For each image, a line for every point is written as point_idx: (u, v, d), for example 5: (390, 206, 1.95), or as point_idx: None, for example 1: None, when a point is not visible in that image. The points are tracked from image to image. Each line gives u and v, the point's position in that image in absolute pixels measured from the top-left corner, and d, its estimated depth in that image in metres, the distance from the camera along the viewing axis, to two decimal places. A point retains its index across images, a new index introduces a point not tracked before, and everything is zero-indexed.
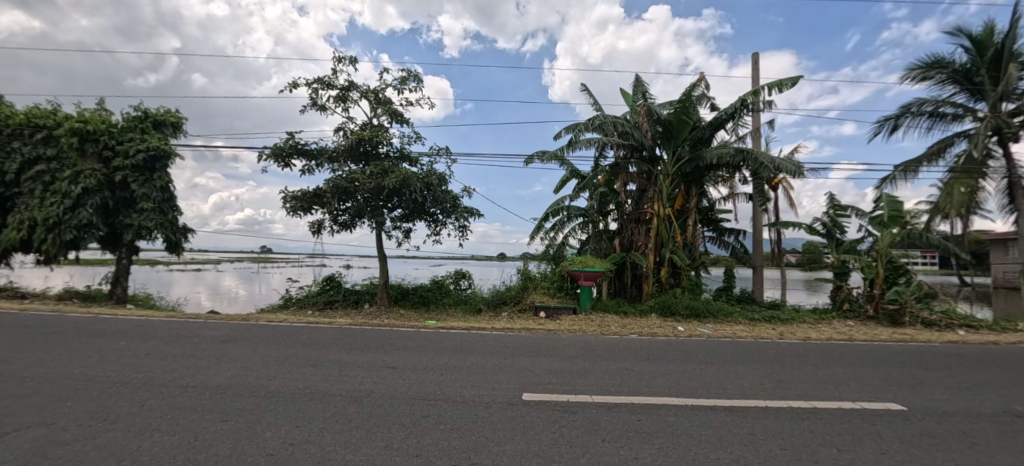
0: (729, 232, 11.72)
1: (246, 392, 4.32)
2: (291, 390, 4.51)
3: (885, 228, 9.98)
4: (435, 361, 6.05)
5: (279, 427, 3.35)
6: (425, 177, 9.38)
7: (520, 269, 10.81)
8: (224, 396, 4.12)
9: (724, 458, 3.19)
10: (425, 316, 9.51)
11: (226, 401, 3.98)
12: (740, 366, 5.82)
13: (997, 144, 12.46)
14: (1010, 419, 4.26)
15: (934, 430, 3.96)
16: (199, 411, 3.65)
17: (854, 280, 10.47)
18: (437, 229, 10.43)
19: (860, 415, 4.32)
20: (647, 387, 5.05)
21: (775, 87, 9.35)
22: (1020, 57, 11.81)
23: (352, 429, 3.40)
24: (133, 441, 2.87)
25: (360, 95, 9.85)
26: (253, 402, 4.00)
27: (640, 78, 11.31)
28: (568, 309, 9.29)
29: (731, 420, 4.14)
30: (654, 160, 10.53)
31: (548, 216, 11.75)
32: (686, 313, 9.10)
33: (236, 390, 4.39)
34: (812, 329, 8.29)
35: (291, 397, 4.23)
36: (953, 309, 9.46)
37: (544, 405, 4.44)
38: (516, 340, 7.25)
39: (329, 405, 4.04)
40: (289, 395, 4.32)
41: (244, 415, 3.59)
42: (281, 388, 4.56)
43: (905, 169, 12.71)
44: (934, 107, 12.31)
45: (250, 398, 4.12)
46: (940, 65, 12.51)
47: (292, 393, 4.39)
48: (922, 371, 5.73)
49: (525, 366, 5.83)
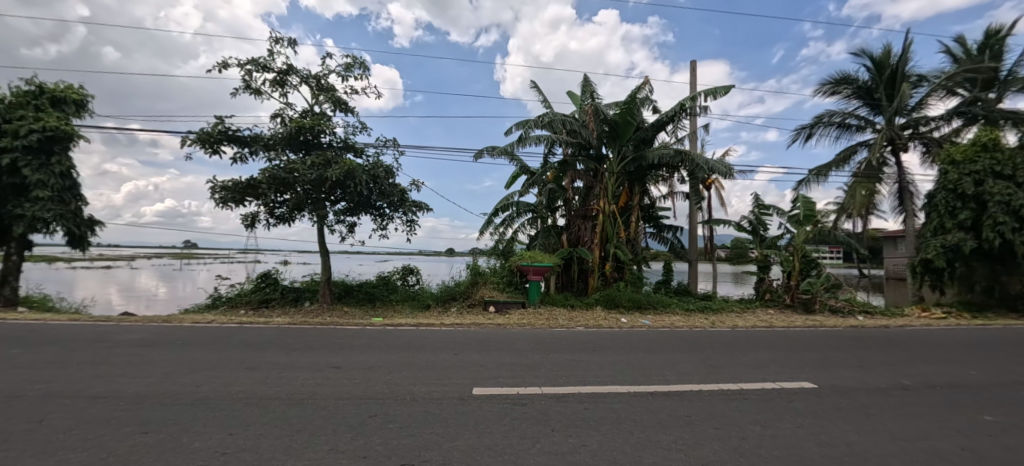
0: (669, 228, 12.28)
1: (171, 400, 3.93)
2: (224, 395, 4.18)
3: (801, 226, 10.97)
4: (382, 359, 5.87)
5: (209, 435, 3.08)
6: (371, 168, 8.93)
7: (469, 264, 10.72)
8: (144, 406, 3.72)
9: (664, 441, 3.46)
10: (371, 313, 9.15)
11: (147, 411, 3.60)
12: (678, 353, 6.23)
13: (891, 154, 14.20)
14: (899, 391, 4.94)
15: (840, 404, 4.50)
16: (113, 423, 3.27)
17: (775, 273, 11.47)
18: (384, 224, 10.05)
19: (780, 394, 4.78)
20: (594, 377, 5.25)
21: (710, 93, 9.95)
22: (911, 77, 13.52)
23: (294, 433, 3.21)
24: (36, 460, 2.54)
25: (300, 80, 9.22)
26: (179, 411, 3.65)
27: (587, 78, 11.56)
28: (517, 303, 9.38)
29: (670, 404, 4.42)
30: (600, 158, 10.87)
31: (497, 211, 11.71)
32: (628, 305, 9.54)
33: (159, 398, 3.98)
34: (738, 318, 9.07)
35: (224, 404, 3.91)
36: (854, 298, 10.72)
37: (494, 398, 4.45)
38: (465, 335, 7.20)
39: (266, 410, 3.77)
40: (220, 401, 3.99)
41: (168, 426, 3.26)
42: (212, 394, 4.21)
43: (818, 172, 14.12)
44: (841, 118, 13.83)
45: (177, 406, 3.76)
46: (845, 82, 14.09)
47: (224, 399, 4.06)
48: (829, 353, 6.44)
49: (474, 360, 5.82)
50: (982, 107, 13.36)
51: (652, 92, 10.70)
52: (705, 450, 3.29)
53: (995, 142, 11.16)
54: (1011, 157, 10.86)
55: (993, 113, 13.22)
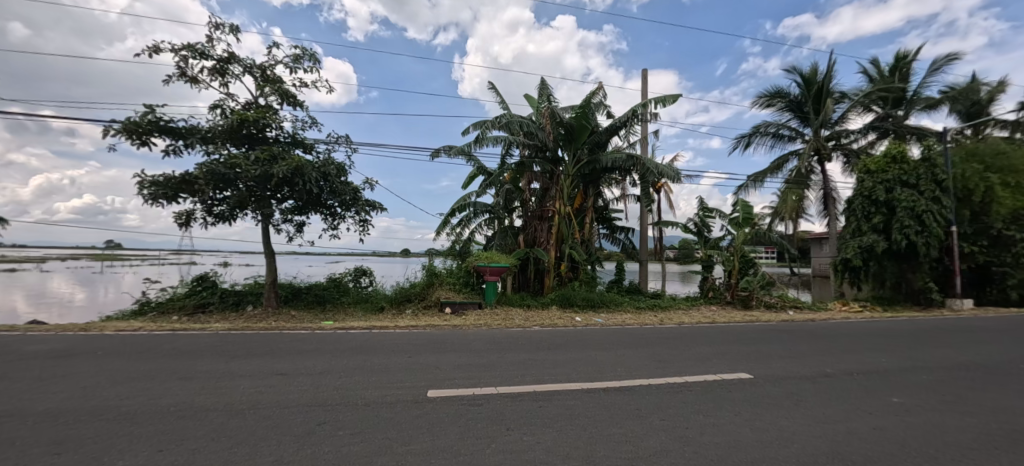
0: (621, 229, 12.67)
1: (91, 416, 3.56)
2: (153, 409, 3.83)
3: (740, 228, 11.74)
4: (332, 364, 5.64)
5: (135, 453, 2.82)
6: (321, 165, 8.54)
7: (425, 264, 10.54)
8: (57, 424, 3.34)
9: (615, 434, 3.59)
10: (320, 317, 8.76)
11: (61, 429, 3.23)
12: (629, 349, 6.48)
13: (817, 163, 15.58)
14: (822, 379, 5.42)
15: (773, 392, 4.88)
16: (18, 445, 2.90)
17: (717, 272, 12.21)
18: (335, 223, 9.65)
19: (721, 385, 5.10)
20: (549, 375, 5.34)
21: (660, 101, 10.43)
22: (834, 93, 14.91)
23: (234, 446, 3.01)
24: None
25: (243, 70, 8.65)
26: (99, 427, 3.31)
27: (544, 81, 11.74)
28: (474, 304, 9.34)
29: (621, 398, 4.59)
30: (556, 161, 11.09)
31: (454, 212, 11.61)
32: (583, 304, 9.79)
33: (75, 414, 3.59)
34: (684, 315, 9.59)
35: (152, 417, 3.58)
36: (786, 294, 11.68)
37: (450, 400, 4.40)
38: (420, 338, 7.06)
39: (202, 423, 3.50)
40: (148, 415, 3.65)
41: (85, 445, 2.95)
42: (139, 408, 3.84)
43: (756, 178, 15.20)
44: (775, 129, 15.02)
45: (97, 423, 3.40)
46: (779, 95, 15.34)
47: (154, 413, 3.73)
48: (763, 345, 6.96)
49: (430, 362, 5.73)
50: (892, 123, 15.00)
51: (606, 98, 11.03)
52: (653, 442, 3.44)
53: (902, 154, 12.63)
54: (915, 168, 12.32)
55: (901, 129, 14.90)
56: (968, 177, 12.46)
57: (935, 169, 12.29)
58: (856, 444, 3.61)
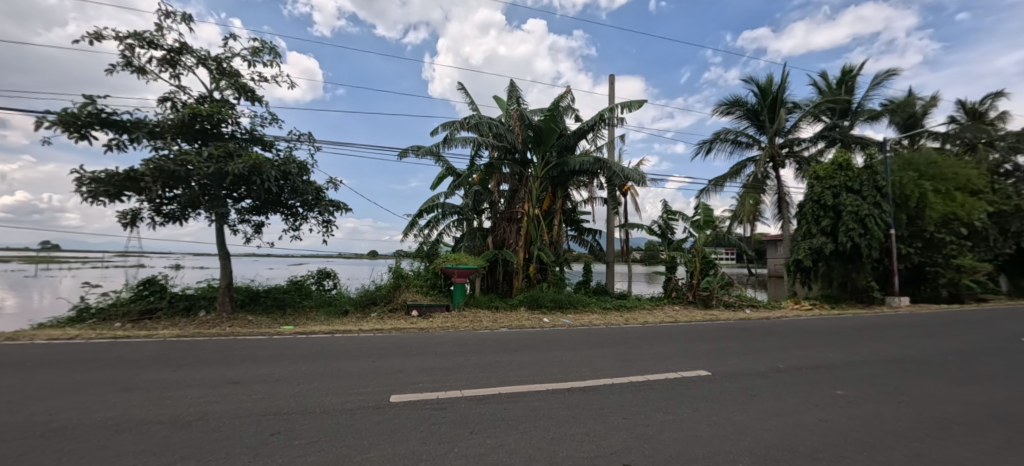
0: (589, 231, 12.83)
1: (12, 433, 3.24)
2: (86, 423, 3.53)
3: (701, 230, 12.18)
4: (290, 370, 5.41)
5: None
6: (281, 163, 8.21)
7: (392, 266, 10.33)
8: None
9: (578, 434, 3.62)
10: (280, 321, 8.40)
11: None
12: (594, 349, 6.58)
13: (772, 169, 16.42)
14: (774, 374, 5.70)
15: (729, 388, 5.07)
16: None
17: (680, 272, 12.63)
18: (296, 224, 9.30)
19: (681, 382, 5.25)
20: (514, 376, 5.34)
21: (626, 106, 10.68)
22: (787, 103, 15.77)
23: (177, 460, 2.81)
24: None
25: (197, 61, 8.20)
26: (21, 446, 3.01)
27: (514, 83, 11.78)
28: (442, 306, 9.23)
29: (585, 398, 4.65)
30: (525, 162, 11.15)
31: (422, 213, 11.44)
32: (550, 305, 9.88)
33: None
34: (649, 314, 9.85)
35: (85, 433, 3.30)
36: (743, 293, 12.22)
37: (413, 404, 4.31)
38: (384, 341, 6.90)
39: (141, 436, 3.27)
40: (80, 430, 3.37)
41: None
42: (71, 423, 3.54)
43: (716, 183, 15.85)
44: (734, 136, 15.72)
45: (20, 441, 3.10)
46: (738, 104, 16.07)
47: (88, 427, 3.44)
48: (721, 343, 7.24)
49: (393, 366, 5.60)
50: (838, 132, 16.03)
51: (574, 101, 11.19)
52: (616, 441, 3.50)
53: (847, 162, 13.50)
54: (858, 175, 13.21)
55: (846, 138, 15.94)
56: (905, 184, 13.47)
57: (877, 176, 13.21)
58: (804, 436, 3.81)
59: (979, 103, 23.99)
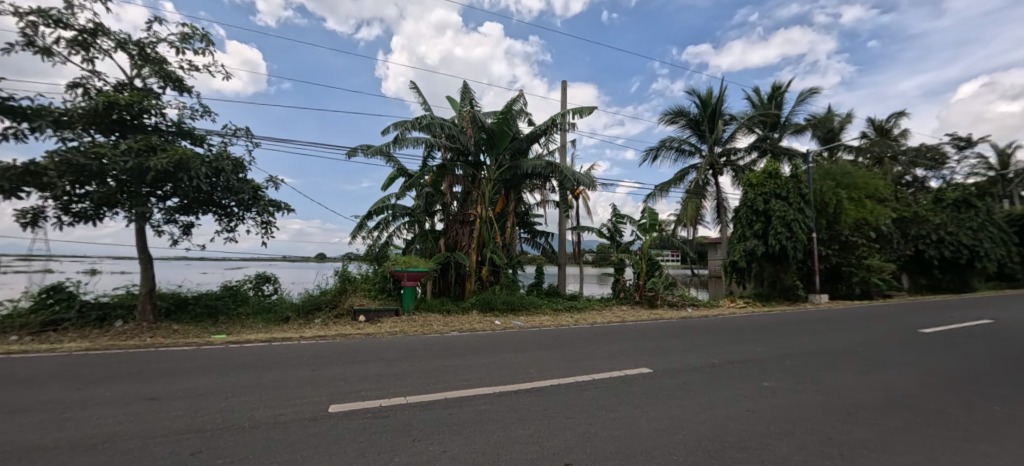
0: (542, 234, 13.01)
1: None
2: None
3: (647, 233, 12.75)
4: (218, 383, 5.01)
5: None
6: (213, 160, 7.65)
7: (338, 269, 9.93)
8: None
9: (522, 436, 3.65)
10: (211, 330, 7.80)
11: None
12: (543, 351, 6.67)
13: (712, 176, 17.52)
14: (709, 369, 6.06)
15: (667, 384, 5.33)
16: None
17: (628, 274, 13.14)
18: (231, 225, 8.69)
19: (624, 380, 5.44)
20: (461, 380, 5.29)
21: (577, 112, 10.97)
22: (725, 115, 16.91)
23: None
24: None
25: (115, 45, 7.45)
26: None
27: (467, 84, 11.75)
28: (391, 310, 8.99)
29: (531, 399, 4.69)
30: (478, 165, 11.14)
31: (371, 214, 11.09)
32: (503, 308, 9.91)
33: None
34: (598, 315, 10.16)
35: None
36: (686, 293, 12.94)
37: (354, 414, 4.14)
38: (327, 348, 6.59)
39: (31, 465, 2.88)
40: None
41: None
42: None
43: (662, 188, 16.68)
44: (678, 144, 16.64)
45: None
46: (681, 114, 17.04)
47: None
48: (663, 341, 7.61)
49: (335, 375, 5.36)
50: (769, 143, 17.43)
51: (527, 106, 11.34)
52: (559, 441, 3.55)
53: (776, 171, 14.70)
54: (786, 183, 14.42)
55: (776, 149, 17.36)
56: (825, 192, 14.88)
57: (801, 185, 14.50)
58: (732, 426, 4.07)
59: (886, 121, 27.00)
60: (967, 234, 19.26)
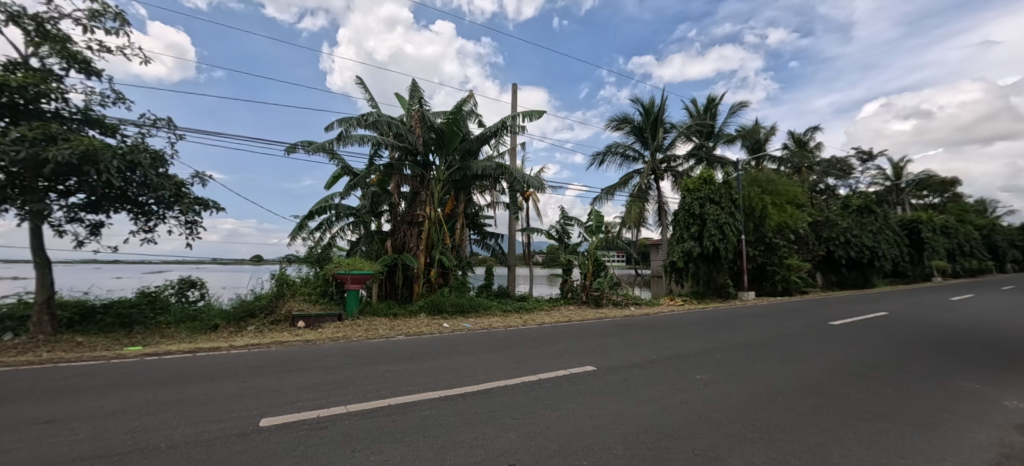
0: (491, 235, 13.06)
1: None
2: None
3: (594, 235, 13.21)
4: (130, 400, 4.53)
5: None
6: (128, 152, 6.91)
7: (275, 273, 9.34)
8: None
9: (467, 439, 3.64)
10: (124, 341, 7.02)
11: None
12: (491, 352, 6.71)
13: (653, 181, 18.52)
14: (647, 364, 6.41)
15: (608, 381, 5.56)
16: None
17: (575, 274, 13.54)
18: (149, 225, 7.90)
19: (569, 379, 5.60)
20: (406, 385, 5.19)
21: (527, 115, 11.13)
22: (665, 124, 17.94)
23: None
24: None
25: (4, 18, 6.50)
26: None
27: (416, 83, 11.54)
28: (333, 315, 8.60)
29: (477, 402, 4.70)
30: (427, 165, 10.96)
31: (313, 214, 10.55)
32: (451, 310, 9.83)
33: None
34: (546, 315, 10.38)
35: None
36: (629, 292, 13.57)
37: (288, 427, 3.92)
38: (260, 357, 6.18)
39: None
40: None
41: None
42: None
43: (608, 191, 17.37)
44: (622, 150, 17.41)
45: None
46: (626, 121, 17.85)
47: None
48: (607, 339, 7.93)
49: (268, 386, 5.04)
50: (704, 152, 18.72)
51: (477, 107, 11.34)
52: (503, 443, 3.58)
53: (710, 178, 15.84)
54: (718, 189, 15.56)
55: (710, 157, 18.69)
56: (752, 199, 16.24)
57: (731, 191, 15.72)
58: (666, 418, 4.33)
59: (804, 134, 29.97)
60: (868, 237, 21.87)
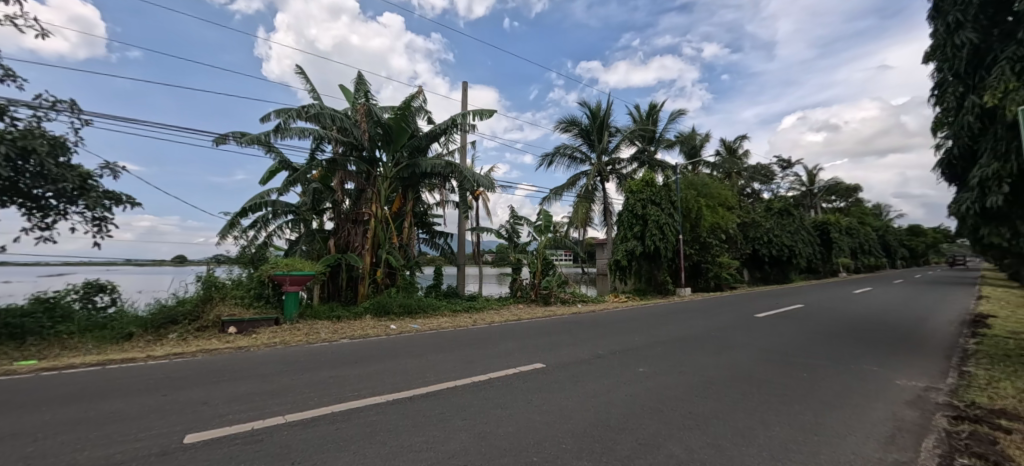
0: (441, 234, 12.91)
1: None
2: None
3: (542, 234, 13.47)
4: (22, 423, 3.96)
5: None
6: (20, 138, 6.02)
7: (201, 275, 8.58)
8: None
9: (415, 443, 3.59)
10: (12, 355, 6.12)
11: None
12: (440, 353, 6.65)
13: (599, 182, 19.27)
14: (592, 360, 6.67)
15: (556, 377, 5.72)
16: None
17: (524, 273, 13.74)
18: (46, 222, 6.93)
19: (518, 377, 5.69)
20: (351, 391, 5.01)
21: (477, 114, 11.12)
22: (611, 127, 18.72)
23: None
24: None
25: None
26: None
27: (362, 75, 11.12)
28: (269, 320, 8.08)
29: (426, 405, 4.65)
30: (373, 161, 10.60)
31: (246, 211, 9.83)
32: (399, 311, 9.60)
33: None
34: (495, 314, 10.47)
35: None
36: (576, 290, 14.04)
37: (218, 442, 3.63)
38: (183, 368, 5.66)
39: None
40: None
41: None
42: None
43: (557, 191, 17.81)
44: (570, 151, 17.95)
45: None
46: (574, 123, 18.42)
47: None
48: (554, 337, 8.15)
49: (194, 399, 4.62)
50: (645, 156, 19.78)
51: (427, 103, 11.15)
52: (454, 445, 3.56)
53: (651, 181, 16.77)
54: (659, 191, 16.51)
55: (651, 161, 19.79)
56: (689, 201, 17.40)
57: (670, 193, 16.74)
58: (610, 411, 4.54)
59: (733, 142, 32.61)
60: (786, 237, 24.28)
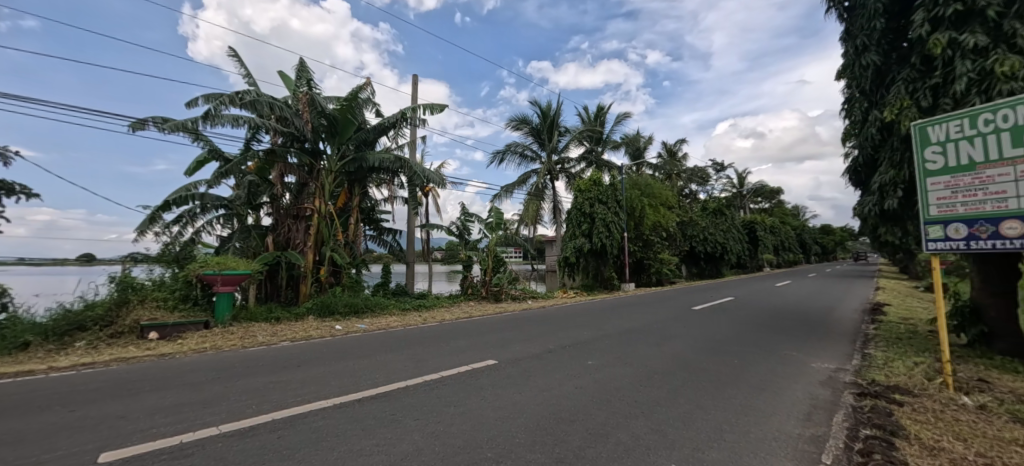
0: (389, 231, 12.52)
1: None
2: None
3: (494, 232, 13.48)
4: None
5: None
6: None
7: (115, 275, 7.64)
8: None
9: (366, 446, 3.47)
10: None
11: None
12: (390, 353, 6.45)
13: (550, 181, 19.66)
14: (543, 354, 6.81)
15: (509, 373, 5.78)
16: None
17: (475, 270, 13.69)
18: None
19: (471, 374, 5.68)
20: (294, 396, 4.73)
21: (427, 108, 10.89)
22: (560, 127, 19.16)
23: None
24: None
25: None
26: None
27: (304, 62, 10.46)
28: (197, 324, 7.40)
29: (377, 406, 4.50)
30: (316, 153, 10.02)
31: (169, 205, 8.89)
32: (345, 311, 9.18)
33: None
34: (446, 312, 10.35)
35: None
36: (526, 287, 14.25)
37: (139, 459, 3.26)
38: (92, 379, 5.02)
39: None
40: None
41: None
42: None
43: (507, 189, 17.93)
44: (521, 149, 18.14)
45: None
46: (525, 122, 18.62)
47: None
48: (506, 333, 8.23)
49: (108, 413, 4.12)
50: (593, 156, 20.48)
51: (375, 95, 10.73)
52: (407, 446, 3.48)
53: (598, 180, 17.40)
54: (605, 191, 17.16)
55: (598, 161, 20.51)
56: (633, 201, 18.26)
57: (616, 192, 17.48)
58: (562, 403, 4.68)
59: (673, 145, 34.67)
60: (719, 235, 26.28)
